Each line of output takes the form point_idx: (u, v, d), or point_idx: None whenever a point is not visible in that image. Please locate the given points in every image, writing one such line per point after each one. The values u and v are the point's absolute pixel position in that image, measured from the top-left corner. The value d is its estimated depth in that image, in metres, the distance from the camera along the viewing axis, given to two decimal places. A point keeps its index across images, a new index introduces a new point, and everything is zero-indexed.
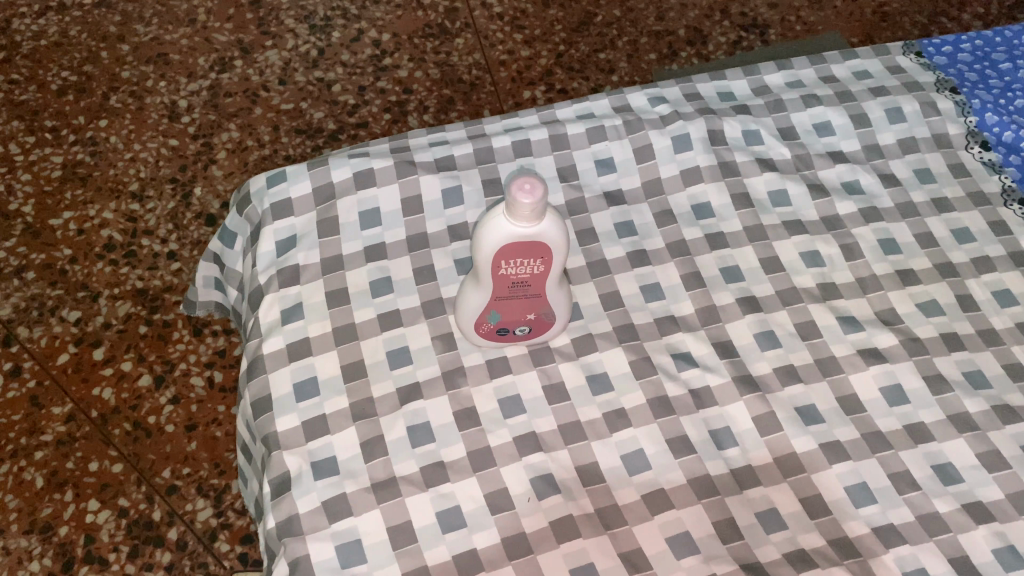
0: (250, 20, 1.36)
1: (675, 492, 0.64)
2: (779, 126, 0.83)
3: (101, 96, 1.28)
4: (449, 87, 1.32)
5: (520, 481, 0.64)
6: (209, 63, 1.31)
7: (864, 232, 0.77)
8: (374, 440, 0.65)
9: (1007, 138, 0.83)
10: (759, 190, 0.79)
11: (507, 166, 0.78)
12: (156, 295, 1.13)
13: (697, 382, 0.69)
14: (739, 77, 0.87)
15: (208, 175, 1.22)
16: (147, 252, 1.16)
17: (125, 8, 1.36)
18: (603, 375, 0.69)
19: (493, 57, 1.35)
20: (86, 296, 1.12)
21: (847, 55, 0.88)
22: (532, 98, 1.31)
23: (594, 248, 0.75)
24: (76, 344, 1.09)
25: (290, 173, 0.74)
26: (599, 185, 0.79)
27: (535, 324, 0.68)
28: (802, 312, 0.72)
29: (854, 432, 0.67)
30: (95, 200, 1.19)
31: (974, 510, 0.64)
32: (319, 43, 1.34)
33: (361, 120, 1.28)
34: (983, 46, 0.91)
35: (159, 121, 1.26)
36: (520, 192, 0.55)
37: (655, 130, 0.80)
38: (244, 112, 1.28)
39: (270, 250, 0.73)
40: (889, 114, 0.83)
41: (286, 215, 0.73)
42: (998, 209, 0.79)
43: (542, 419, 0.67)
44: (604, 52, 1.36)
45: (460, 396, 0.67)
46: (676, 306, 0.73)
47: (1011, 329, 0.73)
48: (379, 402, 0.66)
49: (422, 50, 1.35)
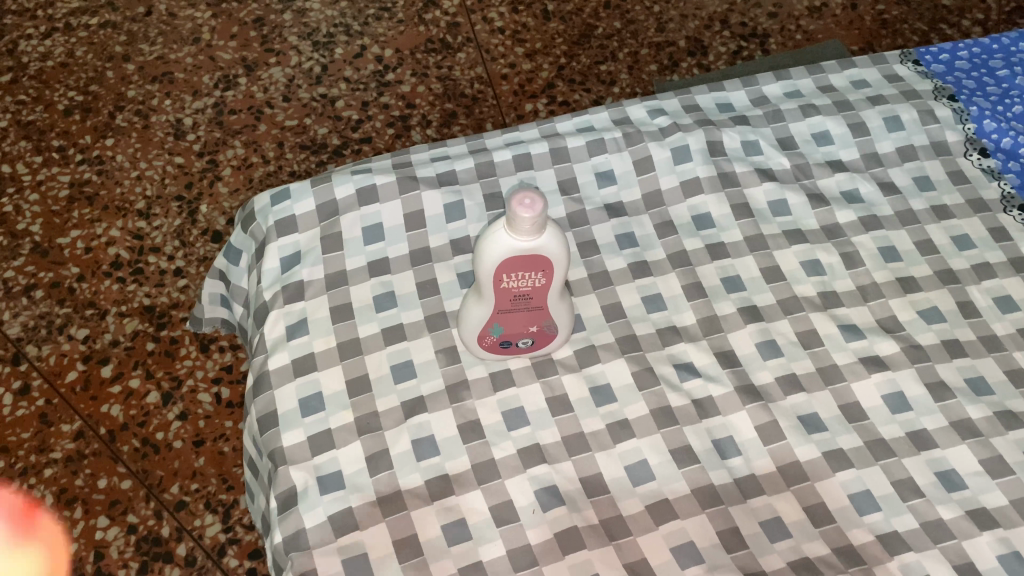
0: (254, 37, 1.37)
1: (679, 502, 0.64)
2: (778, 136, 0.84)
3: (107, 115, 1.29)
4: (452, 100, 1.33)
5: (524, 493, 0.64)
6: (214, 81, 1.33)
7: (864, 240, 0.78)
8: (379, 454, 0.65)
9: (1006, 144, 0.84)
10: (758, 200, 0.80)
11: (508, 180, 0.79)
12: (163, 312, 1.14)
13: (699, 393, 0.69)
14: (738, 88, 0.88)
15: (214, 192, 1.23)
16: (153, 269, 1.17)
17: (130, 27, 1.37)
18: (606, 387, 0.69)
19: (494, 71, 1.36)
20: (94, 314, 1.13)
21: (845, 64, 0.89)
22: (534, 111, 1.32)
23: (595, 260, 0.76)
24: (84, 362, 1.10)
25: (293, 191, 0.76)
26: (600, 198, 0.80)
27: (538, 337, 0.69)
28: (804, 321, 0.73)
29: (857, 440, 0.67)
30: (102, 219, 1.21)
31: (978, 517, 0.64)
32: (321, 59, 1.36)
33: (365, 135, 1.29)
34: (980, 54, 0.91)
35: (165, 139, 1.28)
36: (520, 207, 0.56)
37: (654, 142, 0.81)
38: (249, 129, 1.29)
39: (274, 267, 0.74)
40: (887, 123, 0.84)
41: (290, 232, 0.74)
42: (997, 216, 0.80)
43: (546, 431, 0.67)
44: (605, 64, 1.37)
45: (464, 409, 0.67)
46: (678, 317, 0.73)
47: (1012, 335, 0.73)
48: (384, 417, 0.67)
49: (424, 65, 1.36)
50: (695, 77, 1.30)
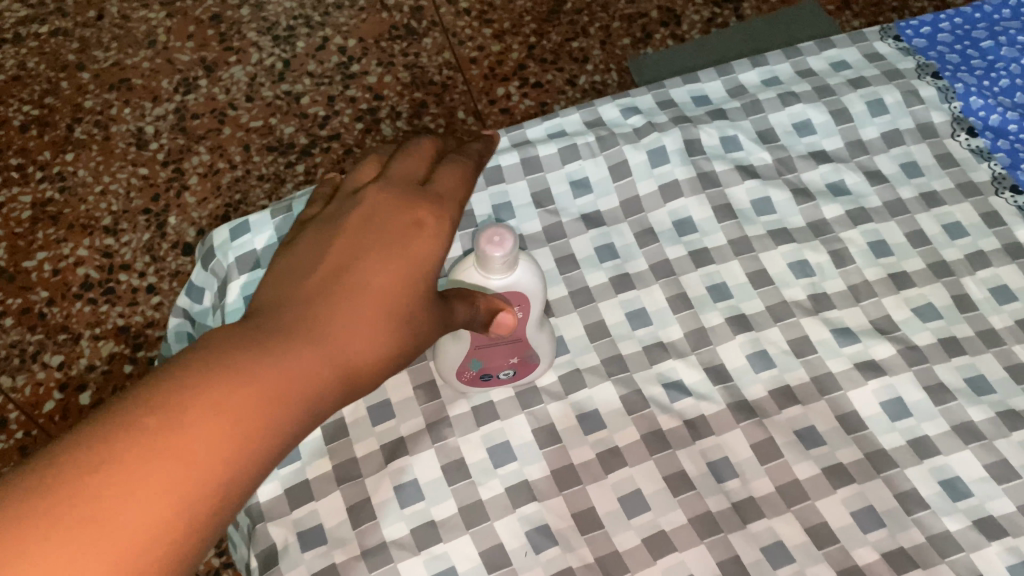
0: (212, 36, 1.25)
1: (677, 534, 0.61)
2: (757, 129, 0.80)
3: (65, 129, 1.18)
4: (421, 90, 1.21)
5: (516, 534, 0.61)
6: (173, 85, 1.22)
7: (853, 236, 0.75)
8: (360, 503, 0.62)
9: (994, 121, 0.80)
10: (741, 200, 0.76)
11: (479, 197, 0.76)
12: (138, 332, 1.05)
13: (691, 412, 0.67)
14: (713, 78, 0.84)
15: (182, 203, 1.14)
16: (125, 288, 1.08)
17: (82, 33, 1.25)
18: (594, 413, 0.67)
19: (463, 55, 1.23)
20: (67, 338, 1.05)
21: (823, 45, 0.86)
22: (506, 94, 1.20)
23: (574, 276, 0.73)
24: (61, 390, 1.01)
25: (253, 224, 0.73)
26: (576, 208, 0.76)
27: (519, 367, 0.65)
28: (795, 328, 0.70)
29: (858, 452, 0.64)
30: (67, 238, 1.11)
31: (985, 526, 0.61)
32: (283, 55, 1.24)
33: (333, 132, 1.18)
34: (962, 24, 0.87)
35: (127, 150, 1.17)
36: (491, 245, 0.52)
37: (629, 144, 0.77)
38: (213, 133, 1.18)
39: (238, 306, 0.70)
40: (871, 107, 0.81)
41: (251, 268, 0.71)
42: (989, 199, 0.76)
43: (533, 466, 0.64)
44: (577, 41, 1.24)
45: (447, 448, 0.65)
46: (664, 332, 0.71)
47: (1011, 327, 0.70)
48: (364, 462, 0.64)
49: (389, 53, 1.24)
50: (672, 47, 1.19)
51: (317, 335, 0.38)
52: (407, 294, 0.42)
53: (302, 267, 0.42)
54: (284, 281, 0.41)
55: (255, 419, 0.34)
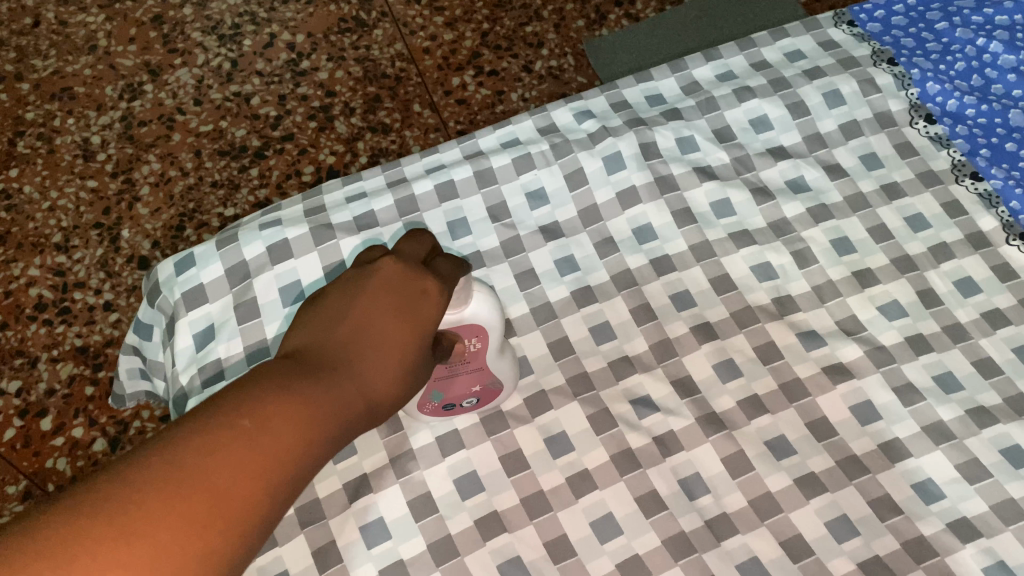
0: (154, 38, 1.20)
1: (651, 557, 0.60)
2: (713, 127, 0.79)
3: (7, 143, 1.13)
4: (374, 83, 1.16)
5: (486, 568, 0.60)
6: (118, 91, 1.16)
7: (815, 234, 0.74)
8: (326, 546, 0.60)
9: (952, 106, 0.79)
10: (700, 203, 0.75)
11: (433, 214, 0.74)
12: (98, 351, 1.00)
13: (660, 428, 0.65)
14: (667, 75, 0.82)
15: (134, 214, 1.08)
16: (81, 306, 1.02)
17: (19, 42, 1.20)
18: (562, 436, 0.65)
19: (415, 45, 1.18)
20: (24, 363, 0.99)
21: (777, 35, 0.84)
22: (462, 84, 1.15)
23: (535, 292, 0.71)
24: (21, 417, 0.96)
25: (198, 257, 0.70)
26: (534, 220, 0.74)
27: (482, 395, 0.64)
28: (760, 334, 0.69)
29: (829, 460, 0.64)
30: (17, 258, 1.06)
31: (959, 528, 0.60)
32: (230, 54, 1.19)
33: (286, 133, 1.13)
34: (915, 6, 0.86)
35: (73, 162, 1.12)
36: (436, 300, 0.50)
37: (584, 151, 0.76)
38: (163, 140, 1.13)
39: (188, 345, 0.68)
40: (828, 99, 0.79)
41: (199, 304, 0.69)
42: (950, 188, 0.75)
43: (501, 495, 0.63)
44: (531, 25, 1.19)
45: (413, 482, 0.63)
46: (630, 345, 0.69)
47: (977, 321, 0.69)
48: (327, 503, 0.62)
49: (339, 47, 1.19)
50: (631, 28, 1.15)
51: (345, 374, 0.41)
52: (422, 340, 0.44)
53: (330, 309, 0.43)
54: (314, 322, 0.43)
55: (301, 443, 0.37)
